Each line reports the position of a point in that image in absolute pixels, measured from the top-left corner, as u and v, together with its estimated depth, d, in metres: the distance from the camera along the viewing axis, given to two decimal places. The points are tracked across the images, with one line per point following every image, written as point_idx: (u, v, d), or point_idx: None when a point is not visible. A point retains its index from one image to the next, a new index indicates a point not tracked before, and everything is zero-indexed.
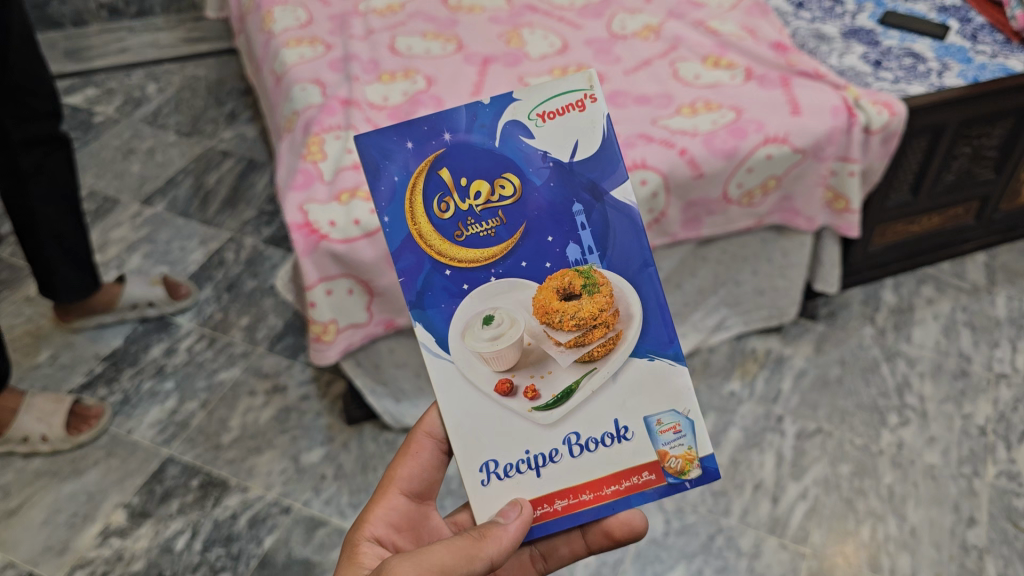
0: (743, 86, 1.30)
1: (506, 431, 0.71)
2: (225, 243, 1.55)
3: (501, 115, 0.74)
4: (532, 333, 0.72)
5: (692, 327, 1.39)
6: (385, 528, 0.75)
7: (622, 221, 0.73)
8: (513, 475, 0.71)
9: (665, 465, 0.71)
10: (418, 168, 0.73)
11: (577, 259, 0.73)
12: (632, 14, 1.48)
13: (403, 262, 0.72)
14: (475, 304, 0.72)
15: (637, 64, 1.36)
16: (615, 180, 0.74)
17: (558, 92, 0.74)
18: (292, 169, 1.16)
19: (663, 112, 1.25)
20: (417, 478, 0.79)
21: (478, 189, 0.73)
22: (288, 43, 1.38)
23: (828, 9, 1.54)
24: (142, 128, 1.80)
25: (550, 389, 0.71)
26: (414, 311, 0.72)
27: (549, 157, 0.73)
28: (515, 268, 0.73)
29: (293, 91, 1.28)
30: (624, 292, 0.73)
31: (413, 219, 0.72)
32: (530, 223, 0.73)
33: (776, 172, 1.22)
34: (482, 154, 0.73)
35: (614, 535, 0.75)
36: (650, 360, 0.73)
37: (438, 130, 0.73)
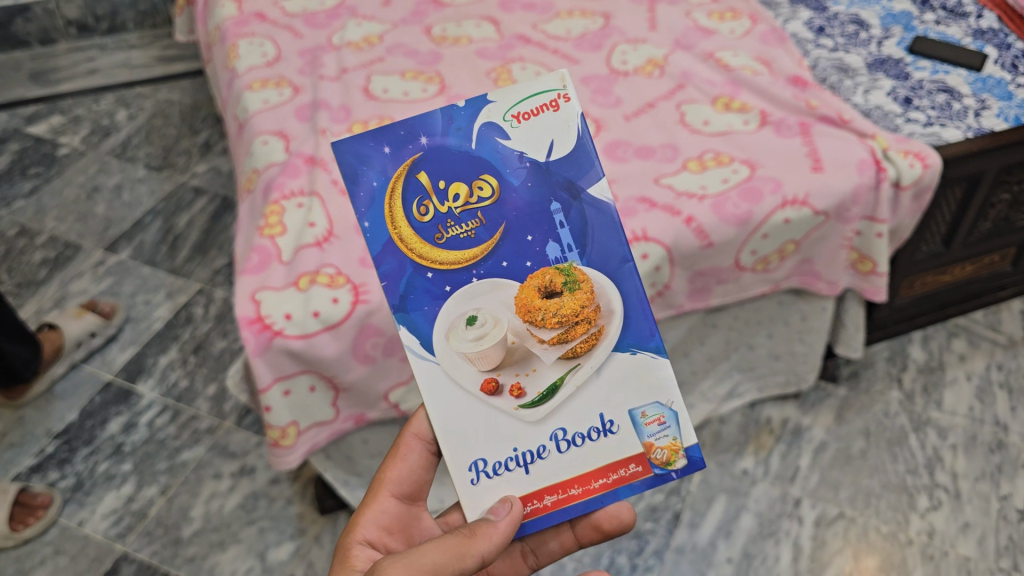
0: (757, 133, 1.16)
1: (494, 430, 0.71)
2: (193, 297, 1.44)
3: (475, 116, 0.74)
4: (515, 333, 0.72)
5: (701, 397, 1.26)
6: (376, 532, 0.73)
7: (600, 221, 0.74)
8: (502, 473, 0.71)
9: (651, 457, 0.72)
10: (395, 173, 0.74)
11: (557, 257, 0.73)
12: (635, 45, 1.34)
13: (384, 266, 0.72)
14: (456, 305, 0.72)
15: (639, 107, 1.22)
16: (590, 178, 0.74)
17: (530, 95, 0.74)
18: (248, 243, 1.04)
19: (666, 168, 1.12)
20: (407, 480, 0.77)
21: (456, 192, 0.73)
22: (252, 85, 1.25)
23: (851, 35, 1.39)
24: (109, 162, 1.68)
25: (535, 387, 0.72)
26: (398, 314, 0.71)
27: (525, 157, 0.74)
28: (496, 268, 0.73)
29: (254, 145, 1.16)
30: (603, 288, 0.73)
31: (392, 224, 0.72)
32: (509, 223, 0.73)
33: (795, 236, 1.09)
34: (458, 157, 0.74)
35: (603, 527, 0.76)
36: (631, 354, 0.73)
37: (414, 134, 0.74)
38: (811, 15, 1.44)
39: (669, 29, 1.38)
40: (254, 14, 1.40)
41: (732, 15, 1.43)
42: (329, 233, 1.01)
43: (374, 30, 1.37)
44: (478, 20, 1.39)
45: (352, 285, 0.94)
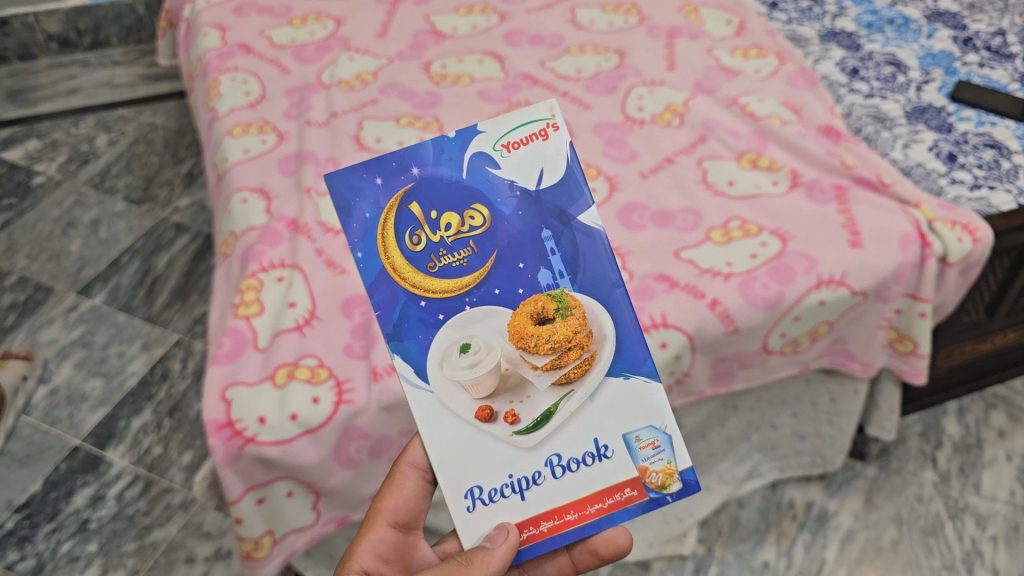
0: (788, 197, 1.05)
1: (488, 457, 0.67)
2: (171, 349, 1.34)
3: (466, 148, 0.73)
4: (509, 359, 0.68)
5: (718, 479, 1.16)
6: (373, 561, 0.72)
7: (592, 247, 0.71)
8: (498, 498, 0.67)
9: (645, 481, 0.68)
10: (387, 204, 0.72)
11: (549, 284, 0.70)
12: (652, 88, 1.22)
13: (376, 295, 0.69)
14: (449, 335, 0.69)
15: (657, 162, 1.11)
16: (581, 206, 0.72)
17: (519, 124, 0.74)
18: (221, 321, 0.93)
19: (687, 239, 1.01)
20: (403, 509, 0.75)
21: (448, 222, 0.71)
22: (232, 130, 1.15)
23: (887, 78, 1.28)
24: (86, 193, 1.58)
25: (529, 413, 0.68)
26: (392, 344, 0.68)
27: (516, 186, 0.72)
28: (489, 296, 0.69)
29: (231, 203, 1.05)
30: (596, 314, 0.70)
31: (385, 254, 0.70)
32: (502, 251, 0.70)
33: (830, 317, 0.99)
34: (448, 187, 0.72)
35: (599, 552, 0.74)
36: (623, 378, 0.69)
37: (405, 165, 0.73)
38: (845, 54, 1.32)
39: (689, 69, 1.27)
40: (239, 45, 1.29)
41: (758, 52, 1.31)
42: (311, 313, 0.91)
43: (368, 67, 1.26)
44: (481, 55, 1.28)
45: (335, 380, 0.84)
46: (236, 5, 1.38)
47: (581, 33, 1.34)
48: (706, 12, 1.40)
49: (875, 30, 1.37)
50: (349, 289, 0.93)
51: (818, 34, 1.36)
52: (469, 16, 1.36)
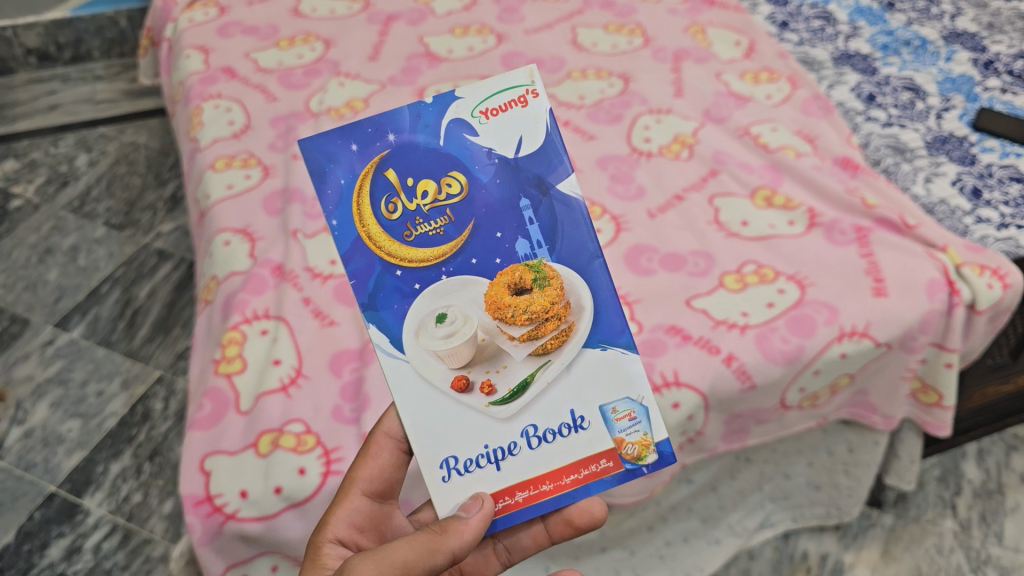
0: (805, 239, 1.00)
1: (464, 427, 0.65)
2: (152, 387, 1.28)
3: (444, 113, 0.70)
4: (485, 330, 0.66)
5: (729, 531, 1.10)
6: (347, 530, 0.66)
7: (571, 217, 0.69)
8: (474, 469, 0.65)
9: (620, 453, 0.66)
10: (363, 169, 0.69)
11: (527, 254, 0.68)
12: (658, 117, 1.16)
13: (352, 262, 0.67)
14: (426, 304, 0.67)
15: (666, 200, 1.05)
16: (560, 174, 0.69)
17: (500, 89, 0.70)
18: (202, 377, 0.87)
19: (699, 286, 0.95)
20: (379, 479, 0.70)
21: (425, 189, 0.69)
22: (215, 163, 1.08)
23: (906, 105, 1.22)
24: (65, 218, 1.53)
25: (506, 383, 0.66)
26: (367, 313, 0.66)
27: (494, 153, 0.69)
28: (465, 266, 0.68)
29: (214, 245, 0.99)
30: (572, 284, 0.68)
31: (361, 223, 0.68)
32: (479, 220, 0.68)
33: (851, 370, 0.93)
34: (426, 154, 0.69)
35: (575, 522, 0.68)
36: (602, 351, 0.67)
37: (382, 131, 0.69)
38: (860, 78, 1.26)
39: (697, 96, 1.21)
40: (223, 69, 1.24)
41: (768, 76, 1.25)
42: (298, 370, 0.84)
43: (359, 93, 1.20)
44: (478, 80, 1.22)
45: (322, 448, 0.77)
46: (220, 25, 1.33)
47: (583, 56, 1.28)
48: (713, 32, 1.33)
49: (890, 52, 1.31)
50: (339, 341, 0.87)
51: (831, 57, 1.30)
52: (465, 37, 1.30)
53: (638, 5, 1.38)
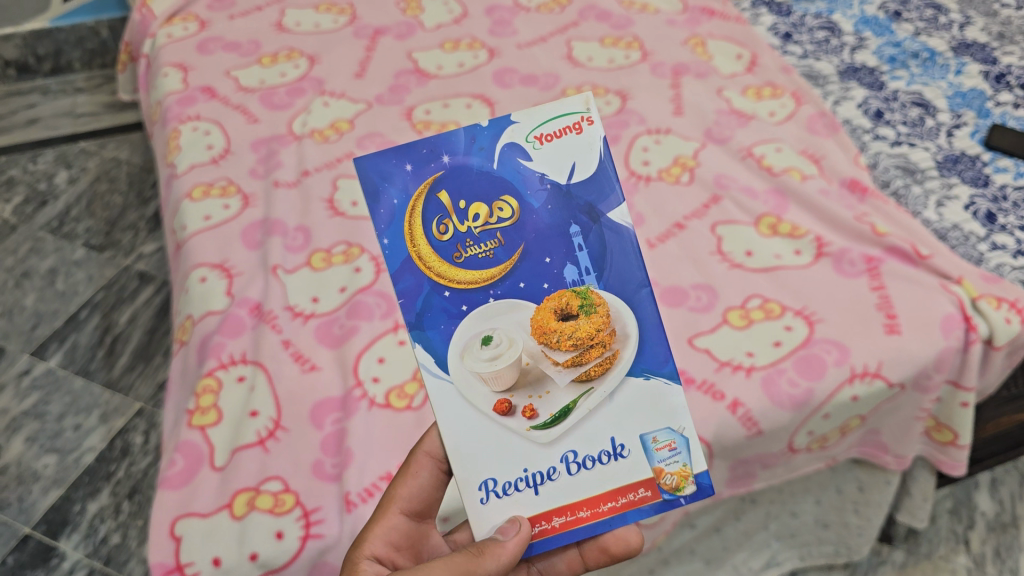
0: (811, 270, 0.95)
1: (502, 451, 0.60)
2: (132, 420, 1.23)
3: (498, 137, 0.66)
4: (530, 354, 0.61)
5: (733, 571, 1.06)
6: (385, 548, 0.64)
7: (620, 246, 0.64)
8: (512, 492, 0.60)
9: (660, 483, 0.61)
10: (418, 191, 0.64)
11: (574, 280, 0.63)
12: (657, 138, 1.11)
13: (399, 282, 0.62)
14: (470, 326, 0.62)
15: (666, 228, 1.00)
16: (612, 202, 0.65)
17: (554, 116, 0.66)
18: (175, 427, 0.82)
19: (701, 323, 0.90)
20: (417, 498, 0.67)
21: (476, 212, 0.64)
22: (192, 192, 1.03)
23: (915, 122, 1.17)
24: (43, 239, 1.49)
25: (548, 408, 0.61)
26: (413, 334, 0.61)
27: (546, 179, 0.65)
28: (513, 290, 0.62)
29: (189, 281, 0.94)
30: (620, 312, 0.62)
31: (412, 242, 0.63)
32: (529, 245, 0.63)
33: (863, 411, 0.88)
34: (480, 178, 0.65)
35: (610, 550, 0.64)
36: (645, 380, 0.62)
37: (438, 153, 0.66)
38: (867, 94, 1.21)
39: (698, 114, 1.16)
40: (202, 88, 1.19)
41: (772, 91, 1.20)
42: (278, 422, 0.79)
43: (345, 113, 1.15)
44: (469, 98, 1.17)
45: (303, 509, 0.73)
46: (200, 40, 1.28)
47: (579, 71, 1.23)
48: (713, 45, 1.28)
49: (898, 65, 1.26)
50: (320, 389, 0.82)
51: (837, 71, 1.25)
52: (455, 52, 1.25)
53: (635, 17, 1.33)
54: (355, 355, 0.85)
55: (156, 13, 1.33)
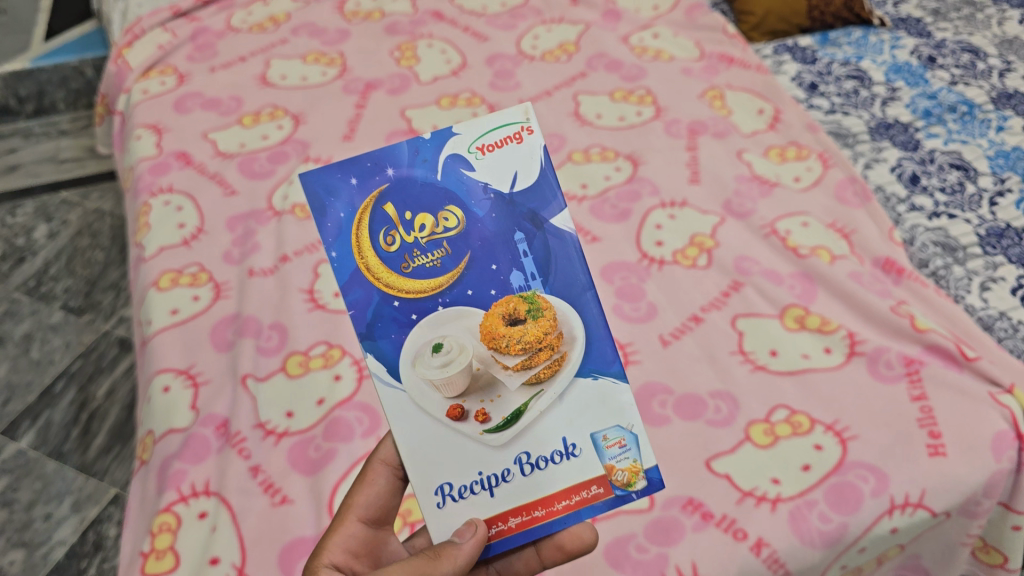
0: (843, 372, 0.85)
1: (454, 455, 0.53)
2: (105, 510, 1.17)
3: (441, 149, 0.57)
4: (479, 359, 0.54)
5: None
6: (343, 556, 0.57)
7: (563, 250, 0.56)
8: (467, 497, 0.53)
9: (612, 479, 0.54)
10: (364, 204, 0.55)
11: (521, 286, 0.55)
12: (671, 211, 1.02)
13: (348, 295, 0.54)
14: (422, 335, 0.54)
15: (683, 322, 0.91)
16: (555, 208, 0.56)
17: (492, 125, 0.57)
18: (130, 566, 0.75)
19: (720, 441, 0.81)
20: (377, 504, 0.60)
21: (422, 222, 0.56)
22: (160, 280, 0.95)
23: (954, 188, 1.05)
24: (19, 300, 1.43)
25: (500, 412, 0.54)
26: (365, 345, 0.54)
27: (489, 188, 0.56)
28: (461, 298, 0.55)
29: (151, 388, 0.86)
30: (565, 314, 0.55)
31: (358, 253, 0.55)
32: (476, 254, 0.55)
33: (904, 541, 0.78)
34: (424, 191, 0.56)
35: (566, 548, 0.57)
36: (593, 380, 0.55)
37: (381, 165, 0.57)
38: (901, 155, 1.10)
39: (715, 182, 1.06)
40: (177, 154, 1.10)
41: (796, 153, 1.10)
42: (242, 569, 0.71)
43: None
44: None
45: None
46: (178, 97, 1.19)
47: (585, 131, 1.13)
48: (732, 97, 1.18)
49: (933, 120, 1.15)
50: (291, 529, 0.74)
51: (867, 127, 1.14)
52: (453, 108, 1.15)
53: (647, 66, 1.23)
54: (331, 487, 0.76)
55: (132, 66, 1.24)
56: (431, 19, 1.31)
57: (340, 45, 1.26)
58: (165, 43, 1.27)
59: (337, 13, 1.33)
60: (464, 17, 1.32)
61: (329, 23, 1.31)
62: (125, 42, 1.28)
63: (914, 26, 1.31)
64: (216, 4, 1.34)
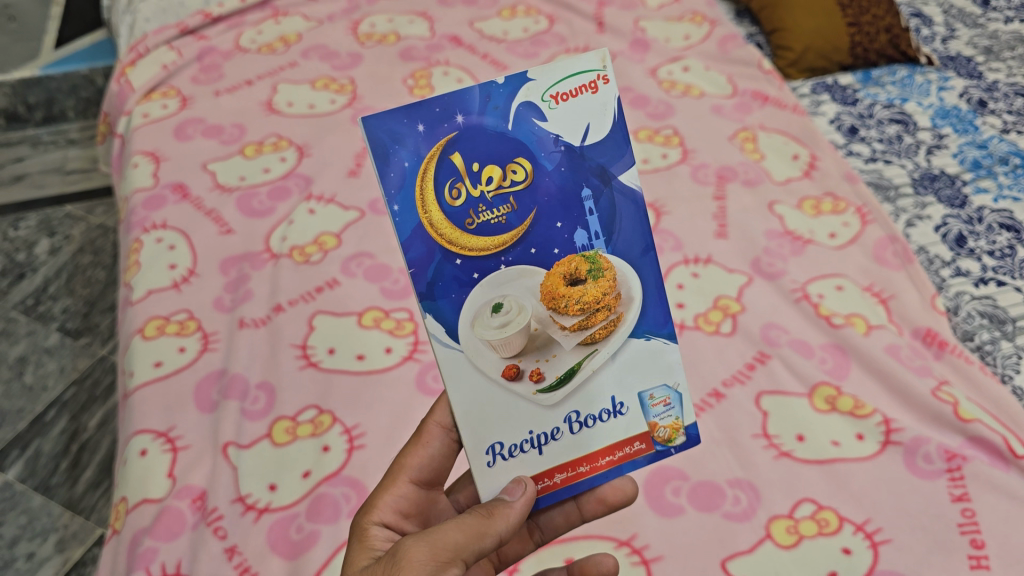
0: (874, 464, 0.77)
1: (509, 414, 0.50)
2: (90, 551, 1.09)
3: (514, 95, 0.48)
4: (537, 319, 0.50)
5: None
6: (394, 515, 0.54)
7: (630, 208, 0.51)
8: (517, 456, 0.50)
9: (653, 436, 0.53)
10: (429, 154, 0.47)
11: (583, 245, 0.50)
12: (695, 268, 0.96)
13: (407, 254, 0.48)
14: (480, 294, 0.49)
15: (710, 395, 0.84)
16: (624, 163, 0.50)
17: (570, 70, 0.48)
18: None
19: (739, 537, 0.73)
20: (430, 467, 0.57)
21: (489, 174, 0.48)
22: (147, 327, 0.89)
23: (1004, 251, 0.96)
24: (15, 319, 1.38)
25: (554, 371, 0.50)
26: (423, 306, 0.48)
27: (561, 141, 0.49)
28: (524, 257, 0.49)
29: (129, 447, 0.80)
30: (624, 275, 0.51)
31: (421, 208, 0.48)
32: (543, 211, 0.49)
33: None
34: (492, 139, 0.48)
35: (608, 501, 0.57)
36: (646, 341, 0.52)
37: (450, 110, 0.47)
38: (946, 212, 1.01)
39: (743, 237, 0.99)
40: (173, 186, 1.04)
41: (832, 206, 1.02)
42: None
43: (331, 225, 0.99)
44: None
45: None
46: (179, 122, 1.13)
47: None
48: (766, 140, 1.11)
49: (983, 172, 1.06)
50: None
51: (910, 179, 1.06)
52: None
53: (676, 102, 1.17)
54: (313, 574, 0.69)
55: (135, 86, 1.19)
56: (448, 44, 1.26)
57: (351, 70, 1.21)
58: (170, 62, 1.22)
59: (351, 35, 1.28)
60: (483, 42, 1.26)
61: (342, 46, 1.25)
62: (129, 60, 1.24)
63: (964, 66, 1.23)
64: (226, 21, 1.30)
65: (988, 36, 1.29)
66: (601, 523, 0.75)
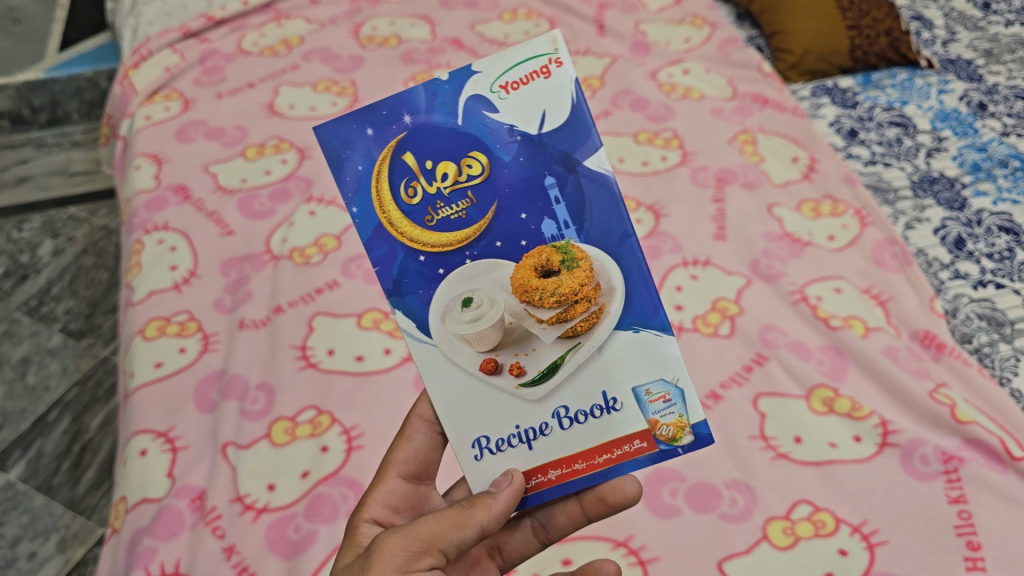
0: (872, 466, 0.77)
1: (492, 407, 0.51)
2: (92, 551, 1.10)
3: (459, 91, 0.53)
4: (512, 313, 0.51)
5: None
6: (384, 511, 0.54)
7: (600, 194, 0.52)
8: (505, 450, 0.51)
9: (654, 434, 0.51)
10: (381, 155, 0.53)
11: (552, 236, 0.52)
12: (693, 270, 0.97)
13: (372, 252, 0.52)
14: (450, 289, 0.52)
15: (708, 396, 0.84)
16: (588, 148, 0.52)
17: (516, 61, 0.52)
18: None
19: (735, 539, 0.73)
20: (417, 460, 0.57)
21: (443, 170, 0.53)
22: (148, 328, 0.90)
23: (1003, 254, 0.96)
24: (18, 320, 1.39)
25: (536, 364, 0.51)
26: (392, 302, 0.52)
27: (515, 131, 0.52)
28: (490, 250, 0.52)
29: (129, 447, 0.80)
30: (601, 264, 0.52)
31: (379, 207, 0.52)
32: (503, 203, 0.52)
33: None
34: (444, 137, 0.53)
35: (608, 501, 0.56)
36: (634, 333, 0.52)
37: (398, 113, 0.53)
38: (945, 215, 1.01)
39: (742, 239, 0.99)
40: (175, 188, 1.05)
41: (831, 208, 1.02)
42: None
43: (331, 226, 0.99)
44: None
45: None
46: (181, 124, 1.13)
47: None
48: (765, 142, 1.11)
49: (982, 175, 1.06)
50: None
51: (909, 181, 1.06)
52: None
53: (675, 105, 1.17)
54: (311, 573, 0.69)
55: (138, 89, 1.20)
56: (450, 47, 1.26)
57: (352, 73, 1.21)
58: (173, 65, 1.23)
59: (352, 37, 1.29)
60: (484, 45, 1.26)
61: (343, 49, 1.26)
62: (132, 63, 1.24)
63: (964, 69, 1.24)
64: (228, 25, 1.31)
65: (988, 39, 1.29)
66: (599, 524, 0.75)
